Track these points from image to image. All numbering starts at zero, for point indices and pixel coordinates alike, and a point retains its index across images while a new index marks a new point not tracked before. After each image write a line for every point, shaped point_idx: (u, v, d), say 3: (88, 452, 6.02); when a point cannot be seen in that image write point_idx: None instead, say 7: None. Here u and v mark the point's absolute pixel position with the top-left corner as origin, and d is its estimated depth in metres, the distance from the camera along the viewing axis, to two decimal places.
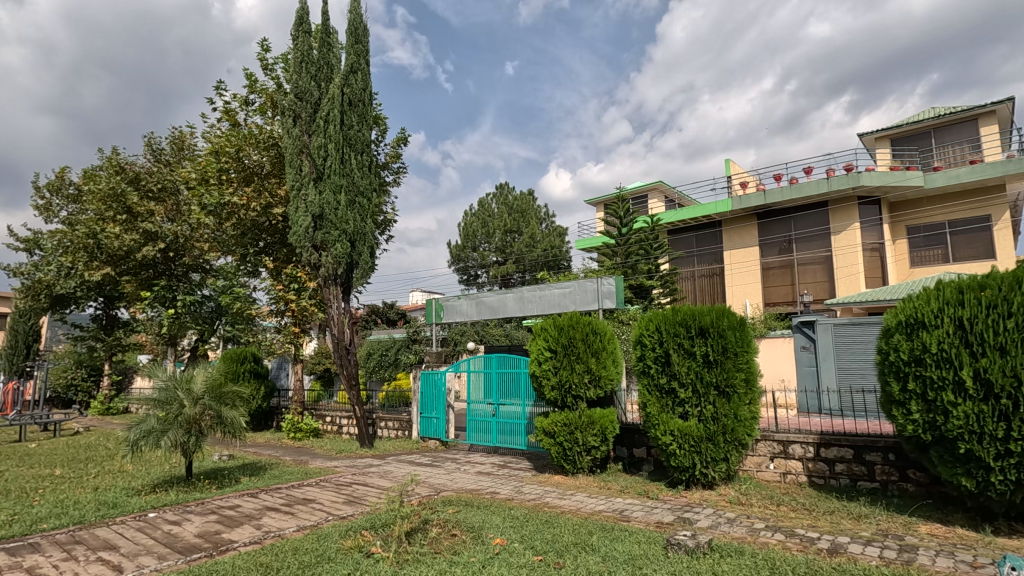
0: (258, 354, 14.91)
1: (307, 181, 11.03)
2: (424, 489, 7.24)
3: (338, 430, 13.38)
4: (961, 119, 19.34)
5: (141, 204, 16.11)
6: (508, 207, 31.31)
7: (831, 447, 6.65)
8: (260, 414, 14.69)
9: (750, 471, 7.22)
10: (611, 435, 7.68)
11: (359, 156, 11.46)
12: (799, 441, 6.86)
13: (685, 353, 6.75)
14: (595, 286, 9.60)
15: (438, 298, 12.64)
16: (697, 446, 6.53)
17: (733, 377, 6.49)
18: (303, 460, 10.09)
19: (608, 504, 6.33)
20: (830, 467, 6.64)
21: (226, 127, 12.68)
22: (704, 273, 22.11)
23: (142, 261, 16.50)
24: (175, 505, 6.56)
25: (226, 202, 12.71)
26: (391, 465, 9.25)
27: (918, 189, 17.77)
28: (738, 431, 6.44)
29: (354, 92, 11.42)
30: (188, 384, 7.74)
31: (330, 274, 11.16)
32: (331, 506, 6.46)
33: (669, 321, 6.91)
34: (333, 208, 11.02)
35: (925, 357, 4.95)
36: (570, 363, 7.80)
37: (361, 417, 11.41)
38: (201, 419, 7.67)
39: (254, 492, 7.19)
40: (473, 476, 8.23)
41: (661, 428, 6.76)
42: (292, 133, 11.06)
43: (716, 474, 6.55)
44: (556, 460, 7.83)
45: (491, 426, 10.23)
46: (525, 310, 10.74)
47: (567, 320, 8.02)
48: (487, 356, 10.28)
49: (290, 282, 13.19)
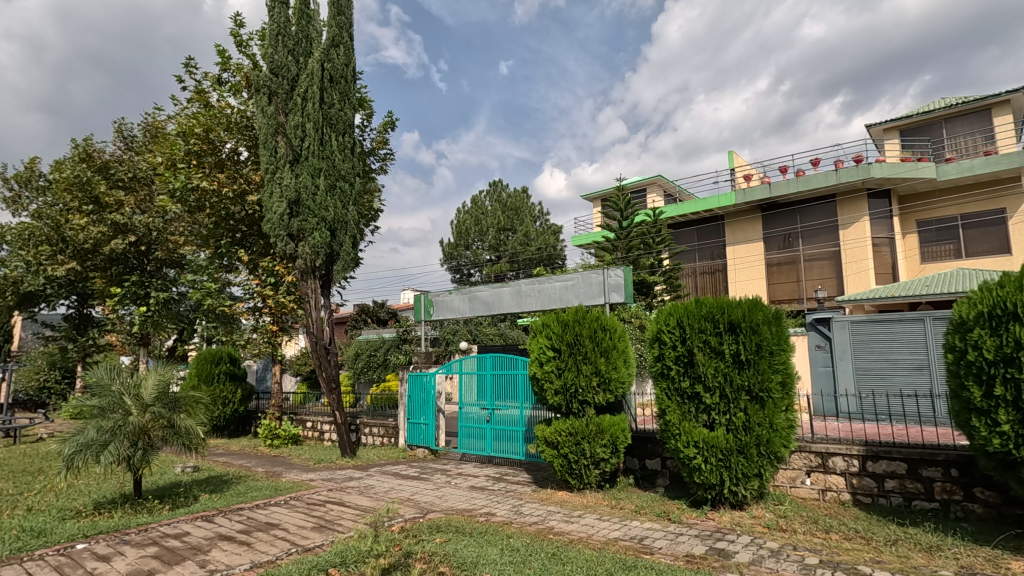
0: (235, 354, 13.87)
1: (282, 164, 10.04)
2: (407, 511, 6.26)
3: (319, 436, 12.37)
4: (974, 109, 18.54)
5: (110, 195, 14.97)
6: (502, 203, 30.32)
7: (881, 461, 5.74)
8: (237, 419, 13.67)
9: (782, 486, 6.31)
10: (621, 446, 6.73)
11: (340, 137, 10.42)
12: (841, 453, 5.96)
13: (712, 352, 5.82)
14: (601, 277, 8.67)
15: (428, 293, 11.59)
16: (725, 460, 5.61)
17: (768, 380, 5.56)
18: (276, 472, 9.07)
19: (623, 530, 5.39)
20: (879, 483, 5.74)
21: (197, 107, 11.58)
22: (706, 270, 21.26)
23: (111, 255, 15.36)
24: (113, 534, 5.54)
25: (195, 189, 11.59)
26: (373, 478, 8.26)
27: (931, 181, 16.94)
28: (775, 443, 5.51)
29: (336, 67, 10.38)
30: (136, 390, 6.71)
31: (308, 266, 10.15)
32: (296, 533, 5.47)
33: (693, 315, 5.96)
34: (311, 192, 9.99)
35: (1019, 356, 4.06)
36: (576, 364, 6.86)
37: (342, 423, 10.38)
38: (151, 428, 6.63)
39: (211, 515, 6.18)
40: (464, 492, 7.25)
41: (684, 439, 5.83)
42: (266, 111, 10.06)
43: (748, 492, 5.61)
44: (560, 474, 6.88)
45: (484, 432, 9.26)
46: (523, 305, 9.77)
47: (573, 315, 7.08)
48: (480, 356, 9.32)
49: (270, 277, 12.29)
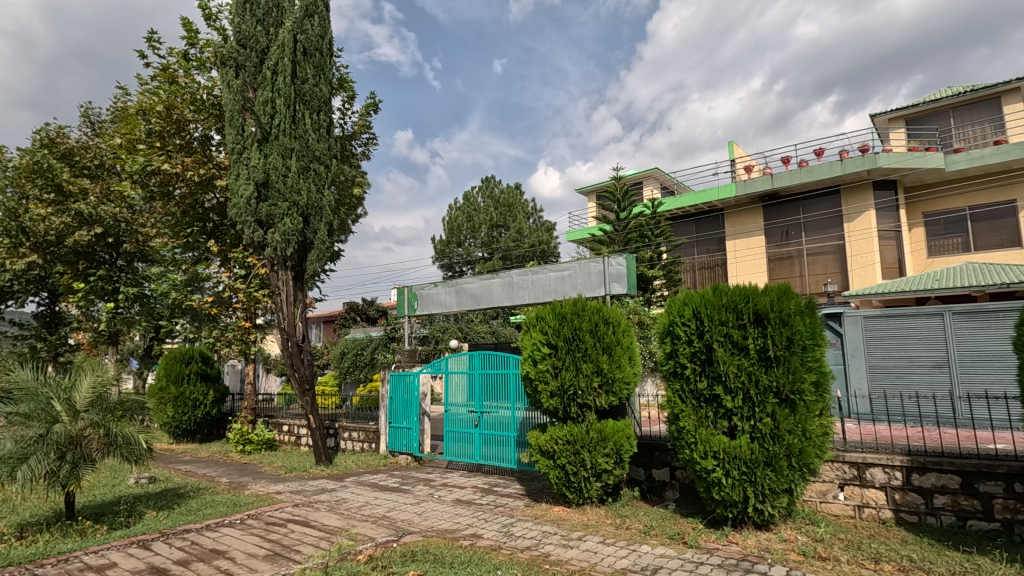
0: (208, 353, 12.97)
1: (250, 143, 9.14)
2: (379, 534, 5.38)
3: (295, 441, 11.47)
4: (982, 98, 17.83)
5: (74, 183, 13.96)
6: (494, 200, 29.42)
7: (930, 474, 4.95)
8: (208, 422, 12.76)
9: (810, 501, 5.52)
10: (626, 456, 5.91)
11: (315, 115, 9.51)
12: (880, 463, 5.17)
13: (734, 347, 4.99)
14: (601, 267, 7.83)
15: (411, 287, 10.71)
16: (750, 474, 4.78)
17: (801, 380, 4.75)
18: (241, 483, 8.16)
19: (631, 558, 4.54)
20: (927, 499, 4.94)
21: (161, 84, 10.61)
22: (705, 264, 20.49)
23: (76, 248, 14.34)
24: (23, 567, 4.63)
25: (158, 172, 10.66)
26: (347, 490, 7.38)
27: (939, 171, 16.22)
28: (808, 454, 4.70)
29: (310, 39, 9.47)
30: (67, 393, 5.83)
31: (278, 255, 9.26)
32: (243, 564, 4.59)
33: (711, 303, 5.13)
34: (281, 174, 9.12)
35: None
36: (574, 362, 6.01)
37: (317, 428, 9.49)
38: (86, 439, 5.75)
39: (149, 540, 5.28)
40: (448, 508, 6.39)
41: (700, 450, 5.01)
42: (232, 85, 9.16)
43: (776, 510, 4.80)
44: (557, 487, 6.03)
45: (472, 437, 8.40)
46: (514, 298, 8.92)
47: (571, 308, 6.24)
48: (469, 354, 8.48)
49: (241, 268, 11.44)
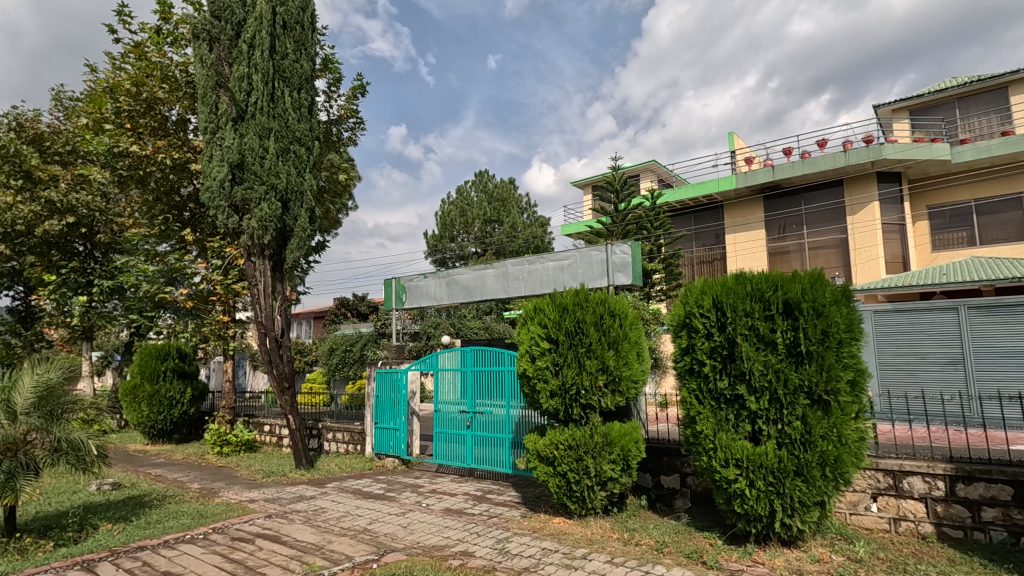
0: (186, 349, 12.31)
1: (224, 122, 8.47)
2: (357, 552, 4.76)
3: (277, 442, 10.84)
4: (989, 88, 17.30)
5: (42, 169, 13.20)
6: (488, 195, 28.82)
7: (977, 484, 4.40)
8: (186, 422, 12.11)
9: (838, 513, 4.97)
10: (634, 462, 5.33)
11: (295, 93, 8.84)
12: (919, 471, 4.62)
13: (759, 342, 4.43)
14: (603, 255, 7.24)
15: (399, 279, 10.11)
16: (777, 485, 4.22)
17: (836, 379, 4.17)
18: (213, 489, 7.53)
19: None
20: (974, 513, 4.39)
21: (131, 60, 9.90)
22: (704, 257, 19.98)
23: (47, 238, 13.60)
24: None
25: (128, 154, 9.96)
26: (326, 498, 6.77)
27: (945, 163, 15.69)
28: (844, 462, 4.13)
29: (289, 10, 8.77)
30: (6, 394, 5.17)
31: (255, 243, 8.62)
32: None
33: (732, 292, 4.57)
34: (258, 156, 8.48)
35: None
36: (577, 359, 5.42)
37: (297, 429, 8.87)
38: (27, 445, 5.09)
39: (95, 561, 4.64)
40: (436, 518, 5.80)
41: (721, 456, 4.43)
42: (205, 60, 8.49)
43: (806, 526, 4.24)
44: (556, 497, 5.44)
45: (463, 438, 7.80)
46: (509, 290, 8.31)
47: (572, 298, 5.65)
48: (462, 350, 7.87)
49: (219, 259, 10.77)
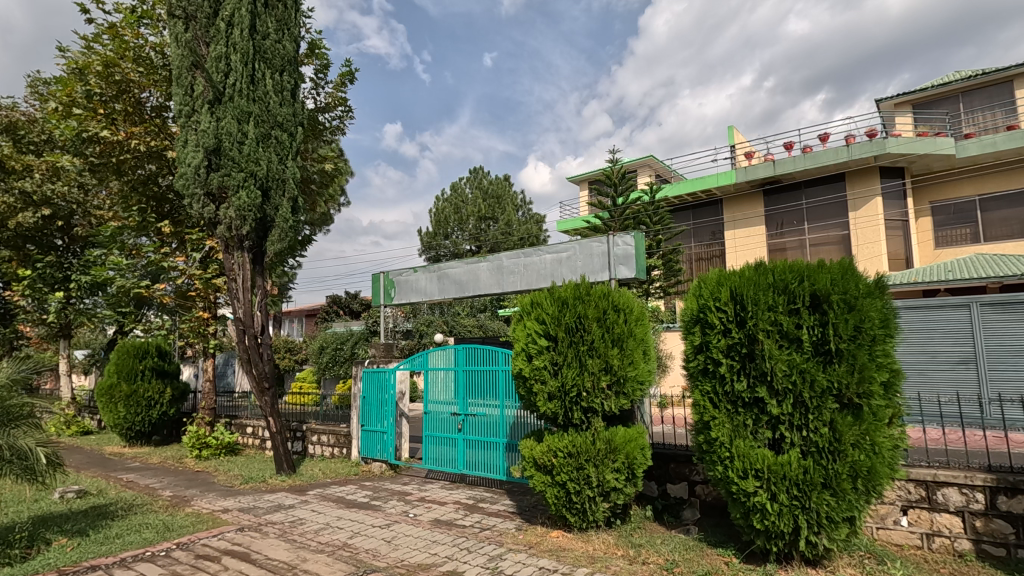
0: (166, 347, 11.79)
1: (199, 105, 7.94)
2: (334, 572, 4.28)
3: (260, 444, 10.34)
4: (993, 82, 16.91)
5: (15, 158, 12.62)
6: (483, 191, 28.34)
7: (1022, 497, 3.97)
8: (164, 423, 11.57)
9: (865, 527, 4.54)
10: (639, 470, 4.87)
11: (277, 75, 8.30)
12: (956, 482, 4.18)
13: (783, 339, 3.98)
14: (604, 246, 6.78)
15: (388, 274, 9.61)
16: (803, 498, 3.76)
17: (868, 380, 3.72)
18: (185, 496, 7.02)
19: None
20: (1018, 529, 3.95)
21: (103, 41, 9.34)
22: (703, 254, 19.54)
23: (21, 231, 13.00)
24: None
25: (100, 141, 9.42)
26: (306, 508, 6.29)
27: (950, 158, 15.30)
28: (878, 474, 3.68)
29: None
30: None
31: (233, 234, 8.13)
32: None
33: (752, 283, 4.13)
34: (236, 141, 7.97)
35: None
36: (578, 358, 4.96)
37: (278, 432, 8.35)
38: None
39: None
40: (423, 531, 5.32)
41: (738, 464, 3.98)
42: (181, 39, 7.95)
43: (834, 545, 3.79)
44: (555, 508, 4.97)
45: (454, 441, 7.34)
46: (504, 284, 7.83)
47: (572, 292, 5.19)
48: (453, 347, 7.40)
49: (198, 252, 10.23)
